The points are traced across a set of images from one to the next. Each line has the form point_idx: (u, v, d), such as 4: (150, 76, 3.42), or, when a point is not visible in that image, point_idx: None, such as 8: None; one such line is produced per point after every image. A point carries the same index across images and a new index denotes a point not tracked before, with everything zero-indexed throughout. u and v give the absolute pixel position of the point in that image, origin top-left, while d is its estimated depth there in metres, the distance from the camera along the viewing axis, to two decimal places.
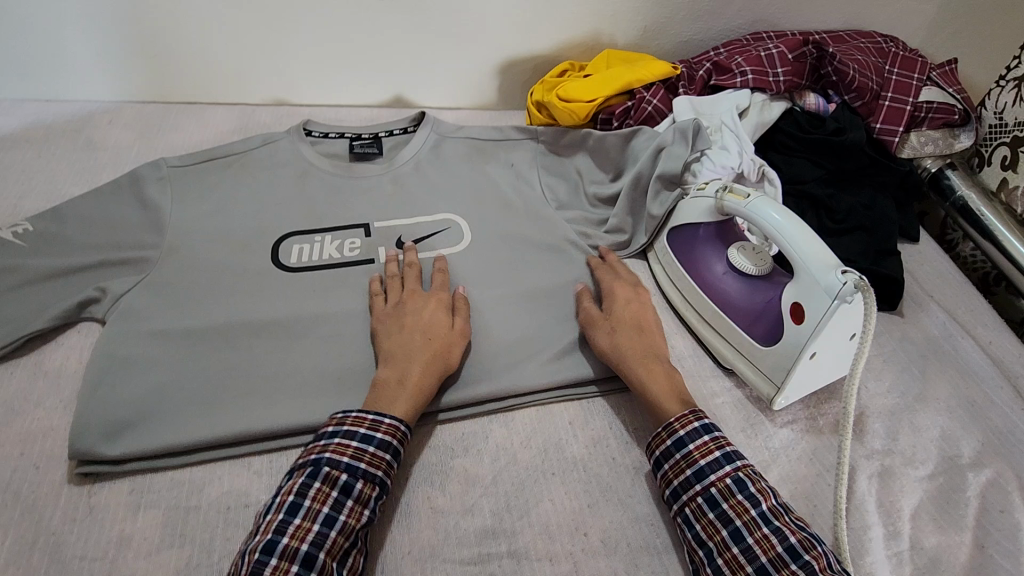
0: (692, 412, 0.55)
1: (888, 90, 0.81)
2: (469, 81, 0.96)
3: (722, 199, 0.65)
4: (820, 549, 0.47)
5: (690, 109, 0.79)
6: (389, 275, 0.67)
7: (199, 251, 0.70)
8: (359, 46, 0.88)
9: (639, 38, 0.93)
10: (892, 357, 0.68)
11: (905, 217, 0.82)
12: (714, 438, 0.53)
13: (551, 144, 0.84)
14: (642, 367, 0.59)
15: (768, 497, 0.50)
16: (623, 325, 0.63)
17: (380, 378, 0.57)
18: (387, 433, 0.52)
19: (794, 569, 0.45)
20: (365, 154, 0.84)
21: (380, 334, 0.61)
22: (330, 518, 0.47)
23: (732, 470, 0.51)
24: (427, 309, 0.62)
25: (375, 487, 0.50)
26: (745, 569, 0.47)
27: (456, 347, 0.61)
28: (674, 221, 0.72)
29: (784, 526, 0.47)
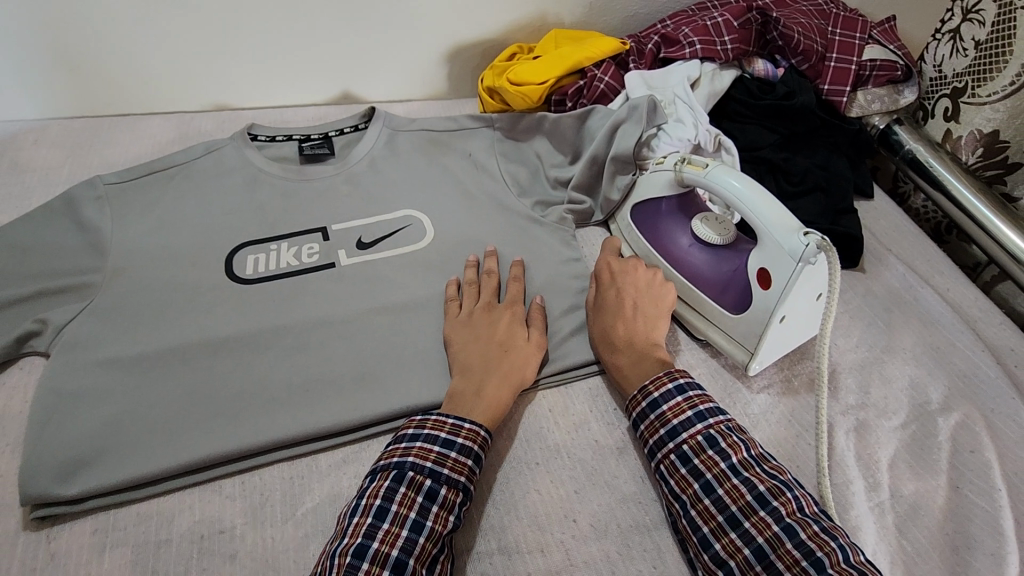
0: (666, 373, 0.56)
1: (832, 52, 0.82)
2: (418, 71, 0.93)
3: (681, 171, 0.65)
4: (789, 494, 0.47)
5: (642, 84, 0.78)
6: (467, 281, 0.67)
7: (147, 270, 0.66)
8: (299, 43, 0.84)
9: (585, 15, 0.91)
10: (858, 313, 0.70)
11: (860, 175, 0.84)
12: (687, 399, 0.54)
13: (507, 130, 0.84)
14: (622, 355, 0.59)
15: (739, 450, 0.50)
16: (608, 313, 0.62)
17: (456, 390, 0.57)
18: (468, 437, 0.52)
19: (762, 516, 0.47)
20: (316, 155, 0.80)
21: (455, 344, 0.61)
22: (417, 523, 0.47)
23: (704, 427, 0.52)
24: (503, 321, 0.62)
25: (459, 492, 0.50)
26: (716, 519, 0.48)
27: (531, 361, 0.60)
28: (637, 197, 0.72)
29: (753, 476, 0.49)
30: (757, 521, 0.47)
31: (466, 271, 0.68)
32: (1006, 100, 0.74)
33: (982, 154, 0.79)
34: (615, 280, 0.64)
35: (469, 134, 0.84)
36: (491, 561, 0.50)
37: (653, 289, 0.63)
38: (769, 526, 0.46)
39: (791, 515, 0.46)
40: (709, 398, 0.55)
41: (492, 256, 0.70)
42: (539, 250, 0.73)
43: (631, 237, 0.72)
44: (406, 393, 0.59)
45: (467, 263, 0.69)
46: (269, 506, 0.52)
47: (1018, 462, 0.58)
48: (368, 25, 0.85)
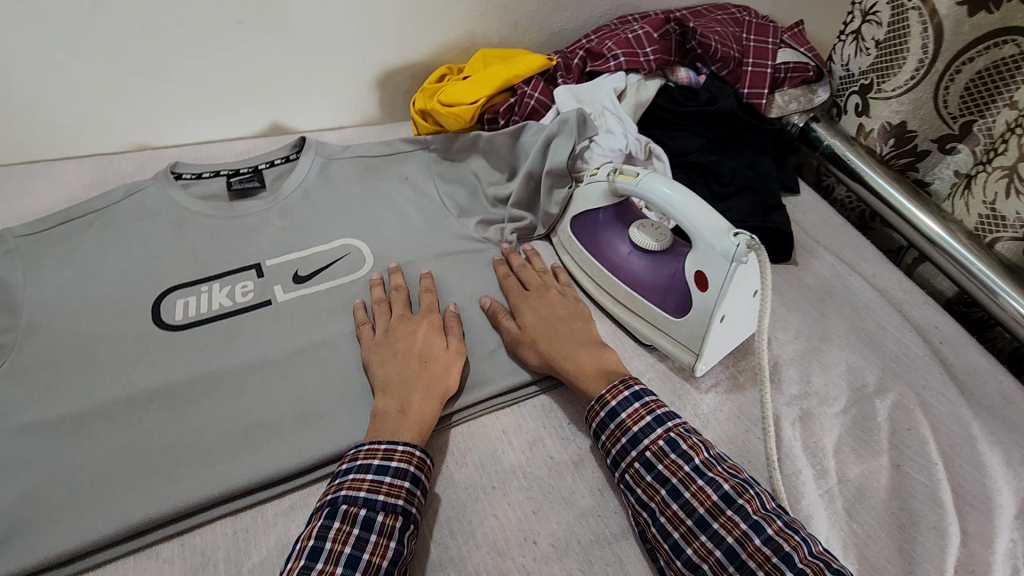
0: (622, 382, 0.56)
1: (748, 57, 0.86)
2: (349, 97, 0.92)
3: (615, 181, 0.66)
4: (752, 491, 0.48)
5: (571, 98, 0.79)
6: (377, 300, 0.66)
7: (65, 325, 0.62)
8: (221, 77, 0.82)
9: (512, 33, 0.93)
10: (794, 305, 0.73)
11: (784, 171, 0.87)
12: (644, 404, 0.54)
13: (443, 152, 0.84)
14: (577, 355, 0.60)
15: (701, 451, 0.51)
16: (545, 326, 0.63)
17: (379, 410, 0.55)
18: (403, 460, 0.51)
19: (729, 515, 0.47)
20: (247, 189, 0.78)
21: (373, 366, 0.60)
22: (354, 558, 0.44)
23: (664, 430, 0.52)
24: (420, 332, 0.62)
25: (398, 517, 0.47)
26: (685, 523, 0.48)
27: (453, 366, 0.60)
28: (575, 210, 0.73)
29: (716, 476, 0.49)
30: (726, 520, 0.47)
31: (374, 290, 0.67)
32: (908, 94, 0.79)
33: (894, 145, 0.84)
34: (536, 301, 0.66)
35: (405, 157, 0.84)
36: None
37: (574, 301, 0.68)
38: (737, 525, 0.46)
39: (757, 512, 0.47)
40: (664, 402, 0.55)
41: (399, 271, 0.70)
42: (482, 270, 0.73)
43: (573, 249, 0.73)
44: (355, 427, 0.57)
45: (374, 283, 0.69)
46: (212, 566, 0.49)
47: (951, 435, 0.61)
48: (293, 55, 0.83)
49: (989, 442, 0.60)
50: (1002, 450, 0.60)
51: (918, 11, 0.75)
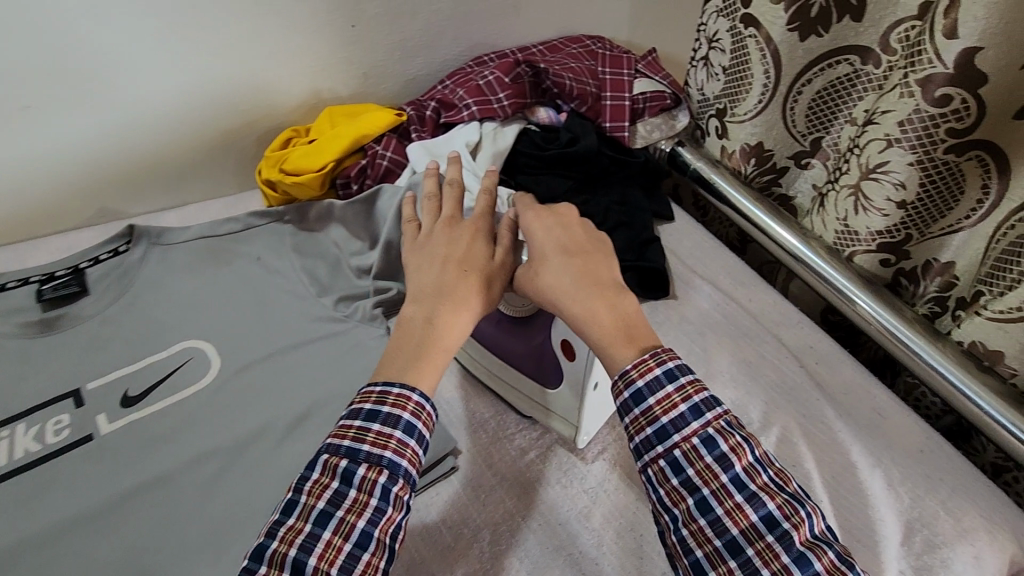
0: (653, 356, 0.47)
1: (605, 91, 0.85)
2: (187, 171, 0.83)
3: None
4: (801, 512, 0.43)
5: (423, 154, 0.75)
6: (426, 196, 0.62)
7: None
8: (18, 169, 0.71)
9: (363, 84, 0.87)
10: (676, 344, 0.72)
11: (656, 201, 0.87)
12: (678, 389, 0.46)
13: (299, 222, 0.76)
14: (595, 303, 0.51)
15: (743, 455, 0.44)
16: (557, 256, 0.54)
17: (408, 316, 0.52)
18: (394, 404, 0.46)
19: (768, 541, 0.42)
20: (64, 296, 0.67)
21: (412, 266, 0.57)
22: (325, 515, 0.42)
23: (701, 427, 0.45)
24: (465, 236, 0.57)
25: (381, 471, 0.44)
26: (712, 542, 0.43)
27: (495, 285, 0.56)
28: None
29: (759, 492, 0.43)
30: (763, 549, 0.42)
31: (425, 182, 0.63)
32: (758, 117, 0.80)
33: (756, 164, 0.85)
34: (554, 223, 0.57)
35: (250, 234, 0.75)
36: None
37: (597, 235, 0.58)
38: (776, 557, 0.41)
39: (803, 541, 0.42)
40: (703, 384, 0.47)
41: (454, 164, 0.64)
42: (347, 356, 0.66)
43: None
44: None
45: (427, 173, 0.64)
46: None
47: (833, 464, 0.61)
48: (106, 135, 0.74)
49: (869, 464, 0.61)
50: (882, 470, 0.61)
51: (755, 39, 0.75)
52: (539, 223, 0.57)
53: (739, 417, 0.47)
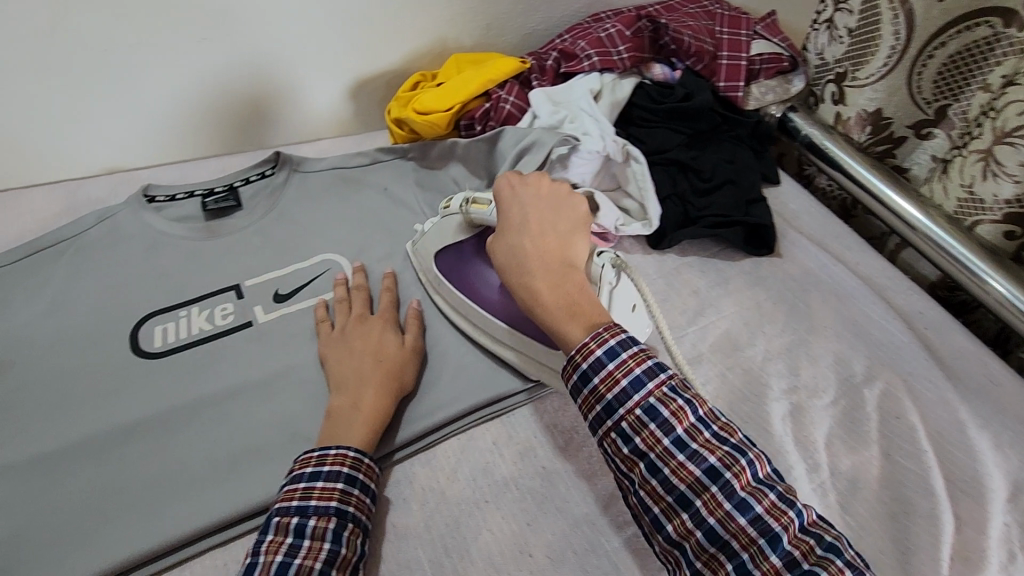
0: (592, 338, 0.49)
1: (722, 50, 0.86)
2: (322, 109, 0.91)
3: (469, 211, 0.64)
4: (743, 462, 0.45)
5: (546, 100, 0.80)
6: (337, 299, 0.66)
7: (41, 361, 0.62)
8: (186, 95, 0.80)
9: (485, 36, 0.92)
10: (780, 297, 0.73)
11: (765, 163, 0.87)
12: (619, 364, 0.48)
13: (421, 159, 0.83)
14: (540, 278, 0.54)
15: (684, 418, 0.46)
16: (516, 232, 0.58)
17: (334, 406, 0.55)
18: (333, 462, 0.50)
19: (714, 491, 0.44)
20: (223, 209, 0.76)
21: (333, 362, 0.60)
22: (284, 565, 0.44)
23: (642, 398, 0.47)
24: (378, 330, 0.62)
25: (332, 518, 0.47)
26: (665, 499, 0.45)
27: (409, 367, 0.60)
28: (434, 247, 0.67)
29: (701, 448, 0.45)
30: (709, 499, 0.44)
31: (335, 289, 0.67)
32: (883, 80, 0.79)
33: (871, 132, 0.84)
34: (522, 199, 0.60)
35: (380, 167, 0.82)
36: None
37: (557, 205, 0.60)
38: (720, 505, 0.44)
39: (745, 488, 0.44)
40: (646, 354, 0.49)
41: (360, 272, 0.70)
42: None
43: (440, 288, 0.66)
44: None
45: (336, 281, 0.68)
46: None
47: (939, 420, 0.61)
48: (260, 69, 0.81)
49: (976, 425, 0.61)
50: (990, 433, 0.60)
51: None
52: (506, 199, 0.61)
53: (684, 380, 0.49)
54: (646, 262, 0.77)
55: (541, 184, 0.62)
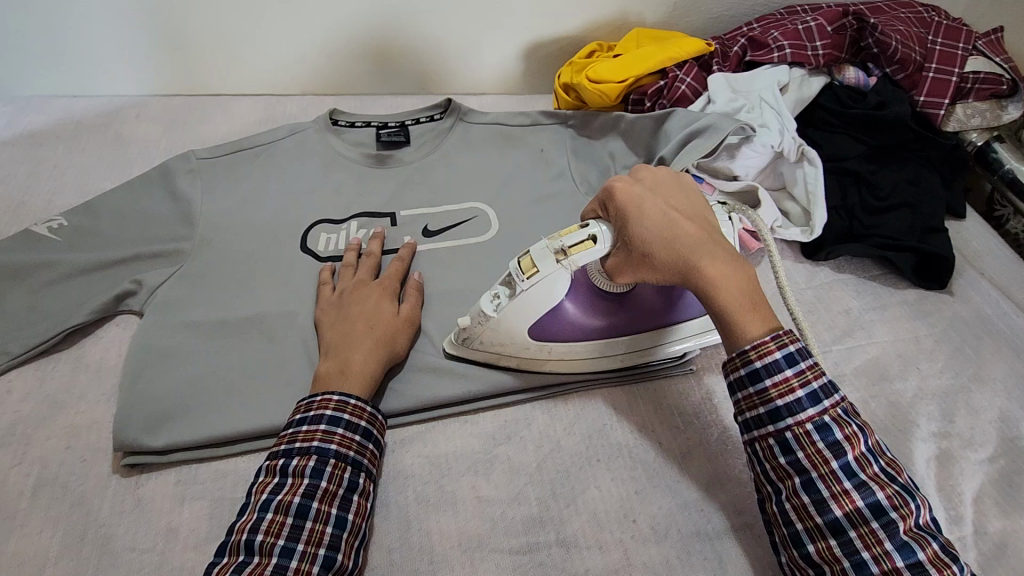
0: (773, 339, 0.46)
1: (932, 62, 0.78)
2: (496, 66, 0.94)
3: (574, 264, 0.52)
4: (911, 506, 0.42)
5: (725, 86, 0.77)
6: (343, 264, 0.66)
7: (230, 242, 0.70)
8: (383, 31, 0.86)
9: (669, 15, 0.91)
10: (945, 337, 0.66)
11: (952, 193, 0.78)
12: (798, 373, 0.45)
13: (580, 128, 0.82)
14: (716, 273, 0.47)
15: (856, 445, 0.44)
16: (662, 225, 0.49)
17: (322, 370, 0.55)
18: (317, 407, 0.51)
19: (874, 526, 0.42)
20: (394, 142, 0.81)
21: (327, 325, 0.60)
22: (266, 501, 0.47)
23: (816, 414, 0.45)
24: (370, 296, 0.61)
25: (310, 457, 0.48)
26: (813, 519, 0.44)
27: (398, 334, 0.59)
28: (525, 322, 0.55)
29: (870, 481, 0.43)
30: (866, 533, 0.42)
31: (346, 254, 0.67)
32: None
33: None
34: (647, 190, 0.51)
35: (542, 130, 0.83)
36: (550, 552, 0.49)
37: (687, 192, 0.53)
38: (879, 542, 0.42)
39: (908, 531, 0.42)
40: (822, 371, 0.46)
41: (375, 240, 0.70)
42: None
43: (546, 353, 0.57)
44: (473, 377, 0.59)
45: (348, 247, 0.68)
46: None
47: None
48: (451, 16, 0.86)
49: None
50: None
51: None
52: (626, 200, 0.50)
53: (856, 408, 0.47)
54: (797, 270, 0.73)
55: (650, 173, 0.54)
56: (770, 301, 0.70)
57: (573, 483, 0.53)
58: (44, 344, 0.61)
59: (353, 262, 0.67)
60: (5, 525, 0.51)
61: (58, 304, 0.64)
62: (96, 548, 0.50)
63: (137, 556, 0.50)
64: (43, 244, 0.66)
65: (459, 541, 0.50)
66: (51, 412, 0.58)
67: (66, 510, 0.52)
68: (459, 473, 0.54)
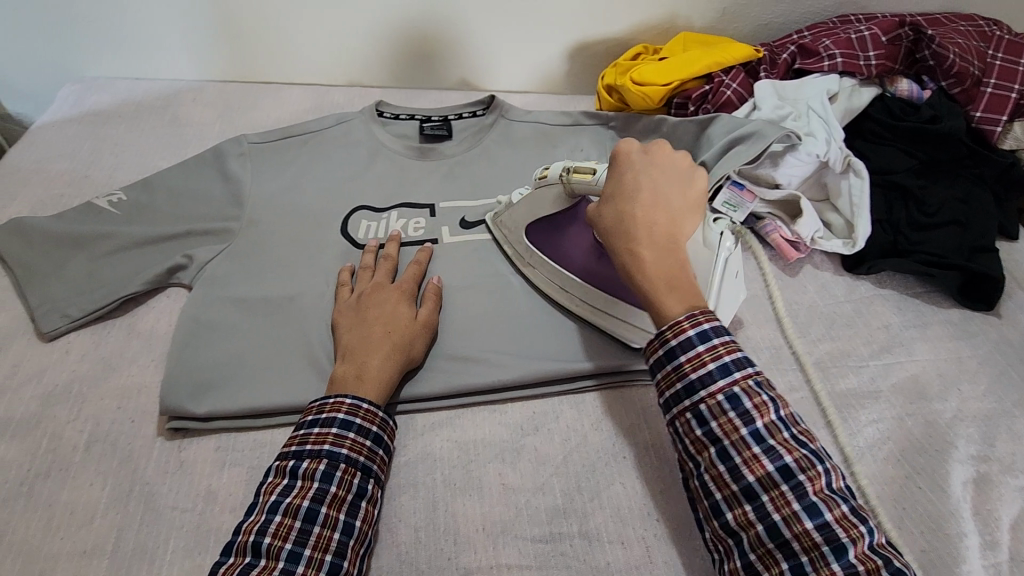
0: (688, 318, 0.47)
1: (990, 77, 0.76)
2: (540, 65, 0.95)
3: (570, 181, 0.61)
4: (819, 468, 0.43)
5: (772, 93, 0.77)
6: (361, 266, 0.66)
7: (275, 223, 0.73)
8: (432, 26, 0.88)
9: (717, 20, 0.90)
10: (989, 360, 0.64)
11: (1004, 213, 0.76)
12: (710, 349, 0.46)
13: (621, 129, 0.83)
14: (645, 250, 0.51)
15: (765, 414, 0.44)
16: (627, 199, 0.53)
17: (337, 373, 0.55)
18: (330, 409, 0.51)
19: (782, 489, 0.42)
20: (436, 136, 0.83)
21: (343, 327, 0.59)
22: (275, 503, 0.47)
23: (727, 386, 0.45)
24: (388, 301, 0.60)
25: (322, 460, 0.49)
26: (730, 488, 0.44)
27: (415, 340, 0.58)
28: (524, 218, 0.67)
29: (778, 446, 0.43)
30: (776, 496, 0.43)
31: (363, 256, 0.67)
32: None
33: None
34: (637, 166, 0.55)
35: (583, 130, 0.83)
36: (572, 544, 0.50)
37: (680, 179, 0.55)
38: (787, 503, 0.42)
39: (817, 493, 0.42)
40: (736, 345, 0.47)
41: (392, 242, 0.69)
42: None
43: (529, 260, 0.66)
44: (503, 367, 0.60)
45: (367, 249, 0.68)
46: None
47: None
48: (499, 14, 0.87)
49: None
50: None
51: None
52: (620, 169, 0.55)
53: (770, 377, 0.47)
54: (835, 282, 0.72)
55: (660, 151, 0.57)
56: (806, 312, 0.69)
57: (597, 477, 0.54)
58: (100, 310, 0.65)
59: (370, 264, 0.67)
60: (59, 476, 0.54)
61: (114, 274, 0.67)
62: (140, 505, 0.52)
63: (177, 516, 0.52)
64: (103, 216, 0.70)
65: (484, 525, 0.51)
66: (103, 374, 0.61)
67: (114, 467, 0.54)
68: (486, 460, 0.55)
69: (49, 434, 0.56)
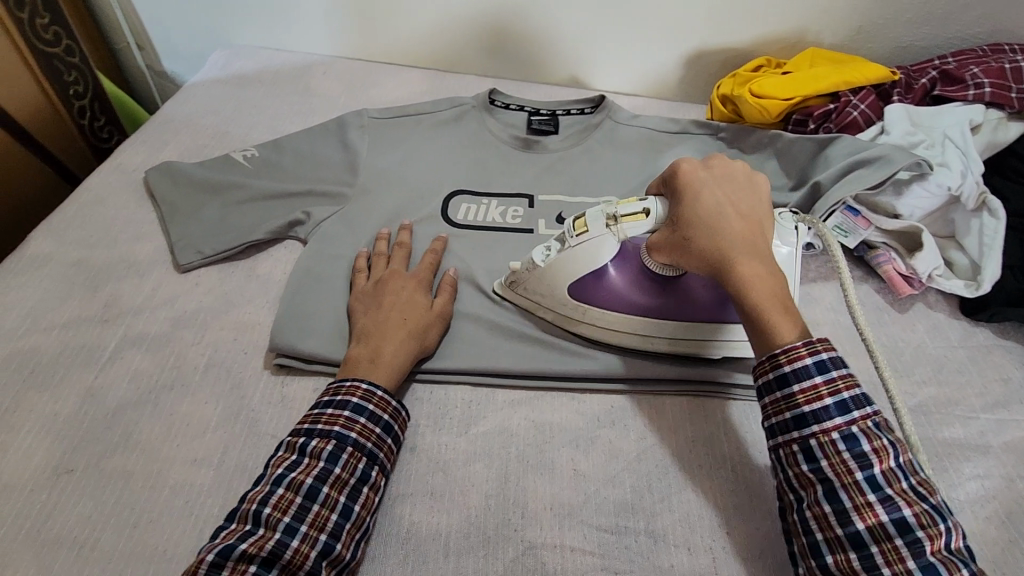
0: (806, 345, 0.47)
1: None
2: (654, 69, 0.95)
3: (621, 226, 0.56)
4: (941, 527, 0.42)
5: (905, 118, 0.73)
6: (377, 252, 0.68)
7: (385, 192, 0.77)
8: (554, 22, 0.90)
9: (850, 38, 0.86)
10: None
11: None
12: (828, 382, 0.46)
13: (731, 141, 0.81)
14: (748, 268, 0.50)
15: (884, 459, 0.44)
16: (715, 214, 0.52)
17: (352, 355, 0.57)
18: (344, 393, 0.53)
19: (898, 543, 0.41)
20: (542, 130, 0.85)
21: (359, 313, 0.61)
22: (279, 476, 0.48)
23: (843, 424, 0.45)
24: (406, 291, 0.62)
25: (330, 441, 0.50)
26: (835, 530, 0.44)
27: (431, 327, 0.60)
28: (566, 271, 0.59)
29: (896, 497, 0.43)
30: (889, 549, 0.42)
31: (377, 243, 0.69)
32: None
33: None
34: (708, 182, 0.55)
35: (691, 137, 0.82)
36: (637, 540, 0.50)
37: (754, 193, 0.56)
38: (901, 560, 0.41)
39: (935, 553, 0.41)
40: (855, 382, 0.47)
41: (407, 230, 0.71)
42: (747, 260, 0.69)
43: (583, 314, 0.60)
44: (587, 358, 0.61)
45: (379, 236, 0.70)
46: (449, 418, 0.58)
47: None
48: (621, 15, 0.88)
49: None
50: None
51: None
52: (690, 182, 0.55)
53: (888, 422, 0.46)
54: (950, 325, 0.67)
55: (721, 168, 0.57)
56: (913, 351, 0.65)
57: (669, 481, 0.53)
58: (226, 251, 0.71)
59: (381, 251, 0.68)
60: (179, 391, 0.60)
61: (242, 220, 0.73)
62: (243, 429, 0.58)
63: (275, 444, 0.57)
64: (238, 168, 0.77)
65: (551, 505, 0.52)
66: (224, 308, 0.67)
67: (225, 391, 0.60)
68: (560, 444, 0.56)
69: (175, 354, 0.63)
